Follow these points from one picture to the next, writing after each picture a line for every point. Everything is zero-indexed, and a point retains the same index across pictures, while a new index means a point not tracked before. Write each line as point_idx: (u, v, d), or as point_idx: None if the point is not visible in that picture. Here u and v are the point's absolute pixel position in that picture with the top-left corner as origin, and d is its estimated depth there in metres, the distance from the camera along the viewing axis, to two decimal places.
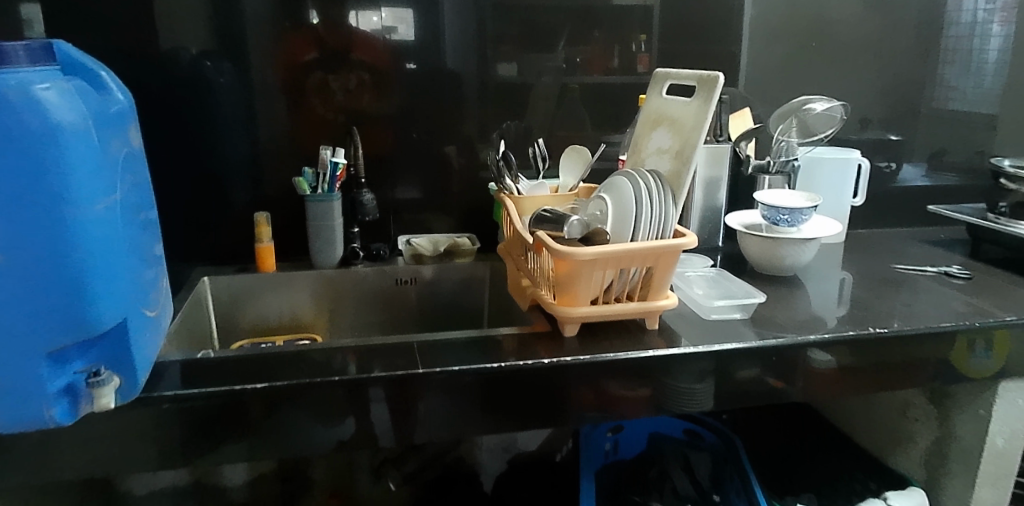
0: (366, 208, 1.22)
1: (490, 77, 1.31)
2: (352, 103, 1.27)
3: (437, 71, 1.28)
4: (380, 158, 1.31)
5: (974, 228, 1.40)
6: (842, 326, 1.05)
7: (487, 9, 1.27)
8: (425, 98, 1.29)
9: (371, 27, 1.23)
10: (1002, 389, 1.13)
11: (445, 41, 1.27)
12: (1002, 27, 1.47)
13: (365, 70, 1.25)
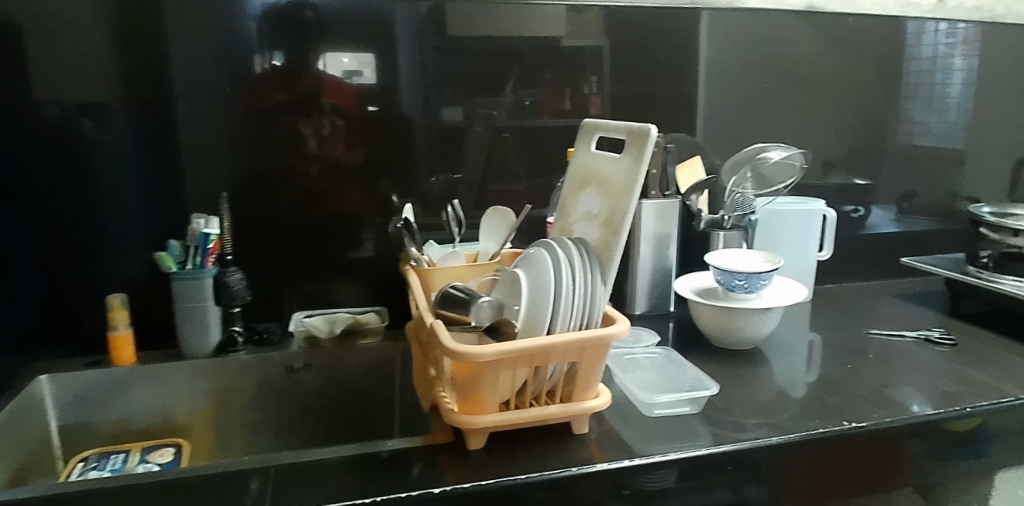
0: (233, 291, 1.03)
1: (434, 128, 1.11)
2: (326, 153, 1.08)
3: (394, 117, 1.09)
4: (298, 222, 1.10)
5: (953, 282, 1.10)
6: (808, 417, 0.83)
7: (429, 55, 1.08)
8: (374, 147, 1.09)
9: (339, 70, 1.05)
10: (998, 479, 0.89)
11: (403, 83, 1.08)
12: (965, 60, 1.27)
13: (342, 115, 1.07)
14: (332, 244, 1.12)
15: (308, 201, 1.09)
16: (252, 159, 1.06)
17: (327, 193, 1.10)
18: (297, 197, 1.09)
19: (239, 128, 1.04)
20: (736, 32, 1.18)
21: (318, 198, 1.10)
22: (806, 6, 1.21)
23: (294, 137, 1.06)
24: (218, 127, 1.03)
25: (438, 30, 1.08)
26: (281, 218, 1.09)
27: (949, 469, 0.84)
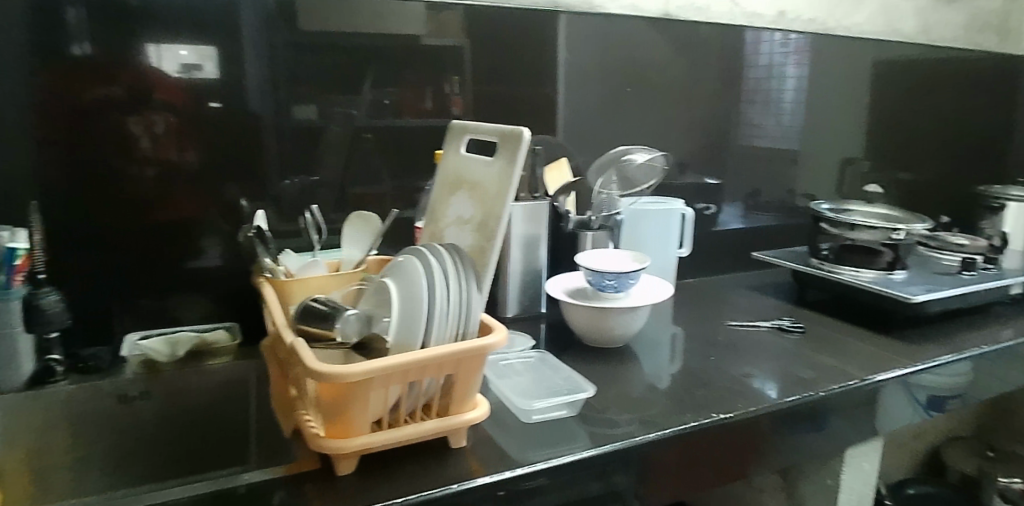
0: (47, 315, 0.87)
1: (287, 128, 1.02)
2: (160, 154, 0.95)
3: (239, 115, 0.98)
4: (128, 233, 0.95)
5: (798, 274, 1.17)
6: (679, 412, 0.85)
7: (279, 48, 0.99)
8: (217, 148, 0.98)
9: (175, 64, 0.93)
10: (848, 456, 0.94)
11: (249, 78, 0.98)
12: (796, 69, 1.39)
13: (178, 112, 0.95)
14: (169, 255, 0.99)
15: (140, 209, 0.95)
16: (64, 160, 0.89)
17: (165, 200, 0.96)
18: (125, 205, 0.94)
19: (47, 127, 0.88)
20: (595, 37, 1.20)
21: (153, 205, 0.96)
22: (662, 13, 1.26)
23: (118, 136, 0.92)
24: (19, 125, 0.86)
25: (288, 22, 0.98)
26: (106, 228, 0.94)
27: (802, 448, 0.89)
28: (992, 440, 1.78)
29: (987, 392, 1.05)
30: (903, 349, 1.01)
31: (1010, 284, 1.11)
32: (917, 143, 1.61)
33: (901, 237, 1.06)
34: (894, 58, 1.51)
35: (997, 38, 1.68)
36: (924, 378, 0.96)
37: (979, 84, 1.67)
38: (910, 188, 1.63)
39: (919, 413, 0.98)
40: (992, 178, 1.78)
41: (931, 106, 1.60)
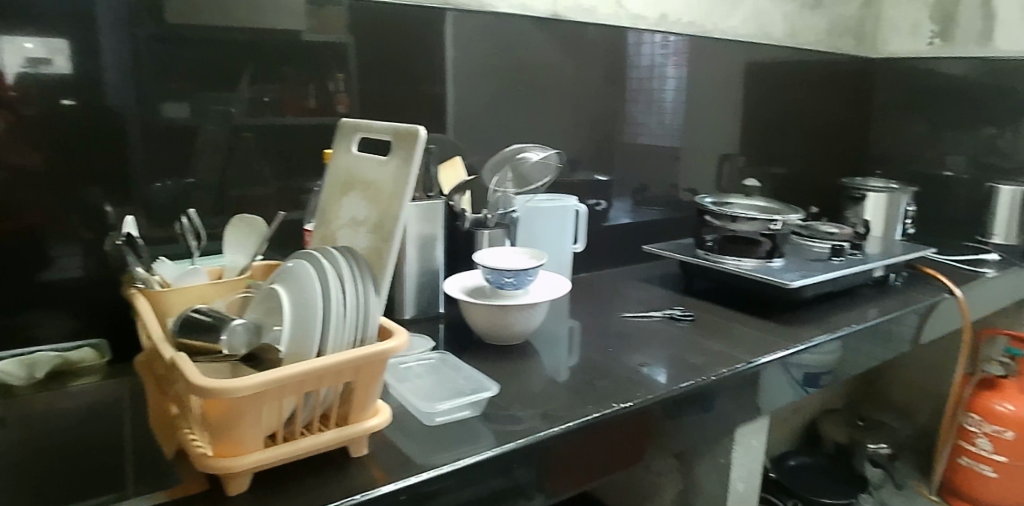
0: None
1: (156, 127, 0.94)
2: (3, 157, 0.84)
3: (99, 113, 0.89)
4: None
5: (685, 265, 1.23)
6: (581, 403, 0.87)
7: (143, 41, 0.91)
8: (73, 149, 0.88)
9: (17, 56, 0.83)
10: (738, 435, 1.00)
11: (109, 72, 0.89)
12: (675, 70, 1.46)
13: (24, 109, 0.84)
14: (16, 267, 0.87)
15: None
16: None
17: (10, 208, 0.86)
18: None
19: None
20: (484, 36, 1.20)
21: None
22: (550, 13, 1.28)
23: None
24: None
25: (153, 13, 0.91)
26: None
27: (694, 429, 0.94)
28: (858, 410, 1.96)
29: (853, 367, 1.15)
30: (782, 332, 1.09)
31: (872, 268, 1.21)
32: (785, 140, 1.74)
33: (778, 228, 1.14)
34: (763, 60, 1.62)
35: (852, 43, 1.85)
36: (800, 357, 1.04)
37: (836, 86, 1.83)
38: (781, 181, 1.76)
39: (796, 390, 1.06)
40: (850, 171, 1.96)
41: (796, 106, 1.74)
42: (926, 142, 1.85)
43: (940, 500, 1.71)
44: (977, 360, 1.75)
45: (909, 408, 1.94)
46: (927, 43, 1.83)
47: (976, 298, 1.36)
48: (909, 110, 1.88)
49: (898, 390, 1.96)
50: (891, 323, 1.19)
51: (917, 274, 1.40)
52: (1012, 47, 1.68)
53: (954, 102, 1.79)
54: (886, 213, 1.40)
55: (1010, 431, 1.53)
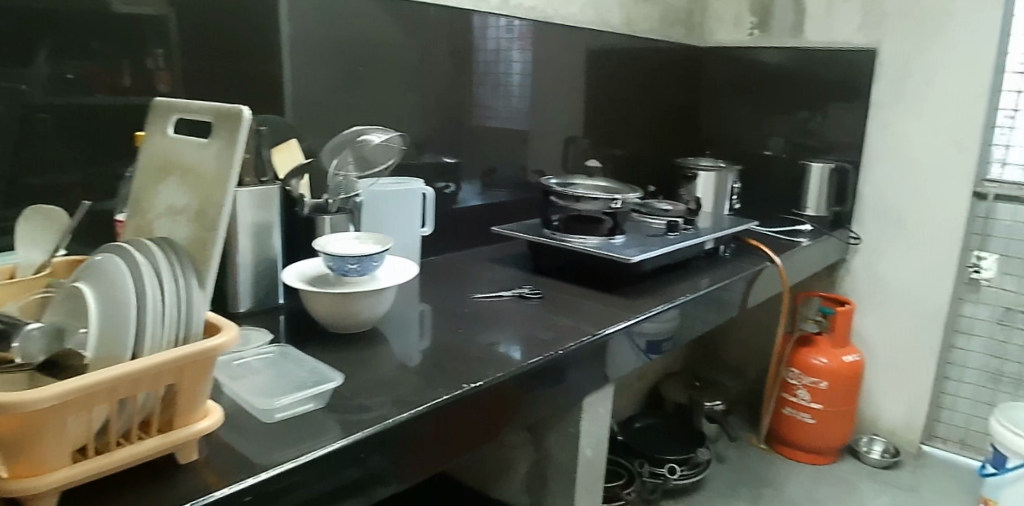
0: None
1: None
2: None
3: None
4: None
5: (533, 244, 1.25)
6: (432, 386, 0.86)
7: None
8: None
9: None
10: (586, 404, 1.04)
11: None
12: (521, 54, 1.49)
13: None
14: None
15: None
16: None
17: None
18: None
19: None
20: (319, 12, 1.15)
21: None
22: None
23: None
24: None
25: None
26: None
27: (544, 402, 0.97)
28: (696, 372, 2.12)
29: (689, 333, 1.24)
30: (625, 304, 1.14)
31: (704, 241, 1.30)
32: (626, 123, 1.83)
33: (619, 206, 1.19)
34: (604, 47, 1.69)
35: (683, 32, 1.99)
36: (643, 326, 1.10)
37: (671, 72, 1.96)
38: (623, 161, 1.85)
39: (639, 357, 1.12)
40: (685, 152, 2.10)
41: (636, 90, 1.84)
42: (747, 125, 2.03)
43: (767, 447, 1.91)
44: (795, 320, 1.96)
45: (741, 368, 2.13)
46: (748, 34, 2.01)
47: (793, 264, 1.51)
48: (733, 95, 2.04)
49: (730, 352, 2.16)
50: (722, 290, 1.30)
51: (744, 246, 1.53)
52: (819, 39, 1.90)
53: (770, 87, 1.98)
54: (715, 189, 1.52)
55: (823, 381, 1.74)
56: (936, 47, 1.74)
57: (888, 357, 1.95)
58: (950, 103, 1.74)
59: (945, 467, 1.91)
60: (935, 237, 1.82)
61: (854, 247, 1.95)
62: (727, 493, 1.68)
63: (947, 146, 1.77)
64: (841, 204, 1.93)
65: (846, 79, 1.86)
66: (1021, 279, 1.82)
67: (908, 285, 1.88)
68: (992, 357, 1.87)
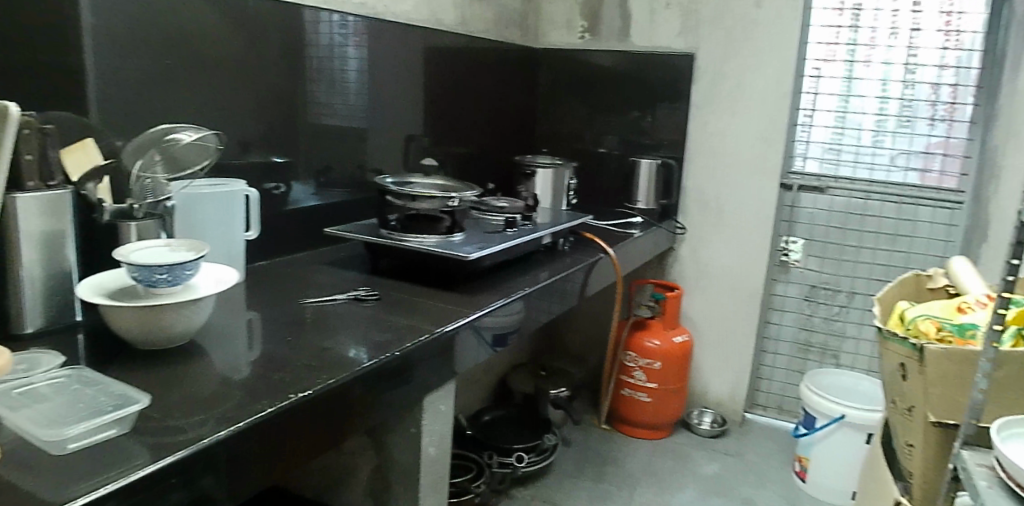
0: None
1: None
2: None
3: None
4: None
5: (370, 244, 1.22)
6: (254, 400, 0.80)
7: None
8: None
9: None
10: (427, 403, 1.02)
11: None
12: (356, 50, 1.45)
13: None
14: None
15: None
16: None
17: None
18: None
19: None
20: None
21: None
22: None
23: None
24: None
25: None
26: None
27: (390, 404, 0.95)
28: (543, 362, 2.20)
29: (531, 325, 1.27)
30: (465, 301, 1.15)
31: (541, 236, 1.34)
32: (466, 121, 1.85)
33: (455, 203, 1.20)
34: (441, 45, 1.70)
35: (517, 33, 2.05)
36: (486, 320, 1.12)
37: (507, 72, 2.01)
38: (465, 159, 1.87)
39: (486, 351, 1.15)
40: (524, 149, 2.16)
41: (473, 90, 1.86)
42: (584, 123, 2.12)
43: (608, 426, 2.03)
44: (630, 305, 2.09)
45: (586, 354, 2.24)
46: (579, 36, 2.11)
47: (626, 255, 1.61)
48: (569, 94, 2.13)
49: (576, 340, 2.25)
50: (560, 281, 1.35)
51: (581, 239, 1.60)
52: (643, 43, 2.04)
53: (602, 87, 2.08)
54: (553, 185, 1.58)
55: (657, 362, 1.88)
56: (747, 52, 1.92)
57: (714, 336, 2.13)
58: (757, 104, 1.93)
59: (765, 430, 2.13)
60: (750, 225, 2.01)
61: (681, 237, 2.11)
62: (575, 475, 1.76)
63: (757, 142, 1.96)
64: (667, 197, 2.08)
65: (670, 81, 2.01)
66: (821, 260, 2.07)
67: (729, 269, 2.07)
68: (801, 330, 2.11)
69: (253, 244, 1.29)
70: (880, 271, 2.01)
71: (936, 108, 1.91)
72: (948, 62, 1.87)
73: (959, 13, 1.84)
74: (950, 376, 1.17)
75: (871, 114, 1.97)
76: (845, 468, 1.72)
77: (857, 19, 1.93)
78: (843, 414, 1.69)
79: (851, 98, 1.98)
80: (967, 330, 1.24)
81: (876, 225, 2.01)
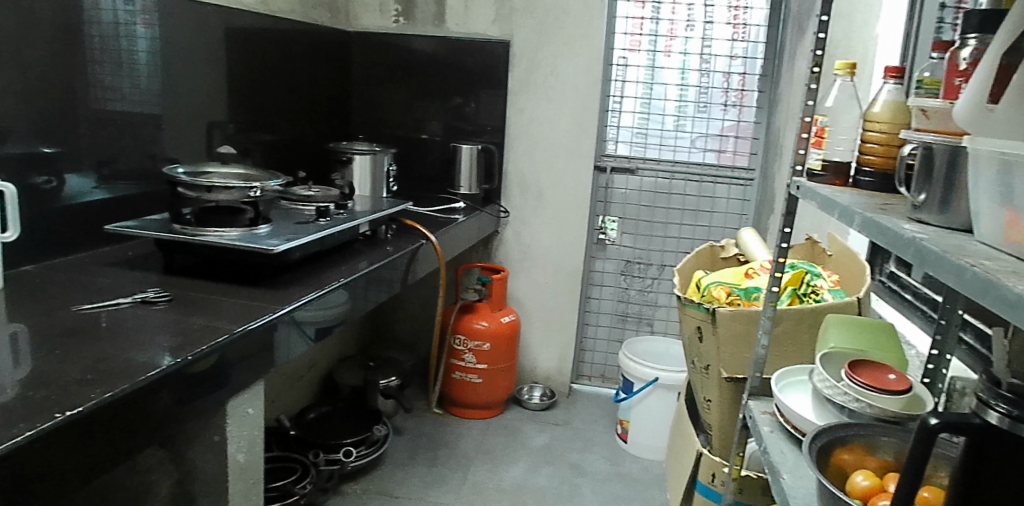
0: None
1: None
2: None
3: None
4: None
5: (161, 242, 1.12)
6: (11, 423, 0.66)
7: None
8: None
9: None
10: (231, 407, 0.96)
11: None
12: (145, 29, 1.32)
13: None
14: None
15: None
16: None
17: None
18: None
19: None
20: None
21: None
22: None
23: None
24: None
25: None
26: None
27: (200, 410, 0.88)
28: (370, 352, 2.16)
29: (352, 315, 1.25)
30: (273, 296, 1.09)
31: (358, 224, 1.31)
32: (275, 108, 1.76)
33: (257, 195, 1.13)
34: (243, 26, 1.59)
35: (325, 15, 1.98)
36: (304, 313, 1.09)
37: (317, 56, 1.93)
38: (275, 147, 1.78)
39: (307, 344, 1.12)
40: (339, 136, 2.10)
41: (281, 74, 1.76)
42: (405, 109, 2.11)
43: (441, 410, 2.07)
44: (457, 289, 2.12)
45: (416, 341, 2.25)
46: (393, 21, 2.08)
47: (449, 240, 1.63)
48: (387, 79, 2.10)
49: (407, 327, 2.26)
50: (380, 270, 1.33)
51: (402, 226, 1.59)
52: (458, 28, 2.05)
53: (421, 73, 2.08)
54: (371, 173, 1.57)
55: (485, 343, 1.94)
56: (561, 42, 2.01)
57: (540, 314, 2.23)
58: (570, 91, 2.03)
59: (589, 398, 2.29)
60: (569, 207, 2.12)
61: (505, 220, 2.17)
62: (408, 463, 1.78)
63: (572, 128, 2.06)
64: (489, 182, 2.13)
65: (488, 68, 2.05)
66: (634, 236, 2.24)
67: (551, 249, 2.17)
68: (619, 302, 2.28)
69: (13, 245, 1.12)
70: (686, 243, 2.22)
71: (728, 94, 2.14)
72: (738, 52, 2.10)
73: (745, 8, 2.07)
74: (737, 334, 1.32)
75: (672, 100, 2.15)
76: (658, 425, 1.89)
77: (657, 12, 2.09)
78: (656, 376, 1.84)
79: (655, 85, 2.15)
80: (752, 293, 1.41)
81: (681, 202, 2.20)
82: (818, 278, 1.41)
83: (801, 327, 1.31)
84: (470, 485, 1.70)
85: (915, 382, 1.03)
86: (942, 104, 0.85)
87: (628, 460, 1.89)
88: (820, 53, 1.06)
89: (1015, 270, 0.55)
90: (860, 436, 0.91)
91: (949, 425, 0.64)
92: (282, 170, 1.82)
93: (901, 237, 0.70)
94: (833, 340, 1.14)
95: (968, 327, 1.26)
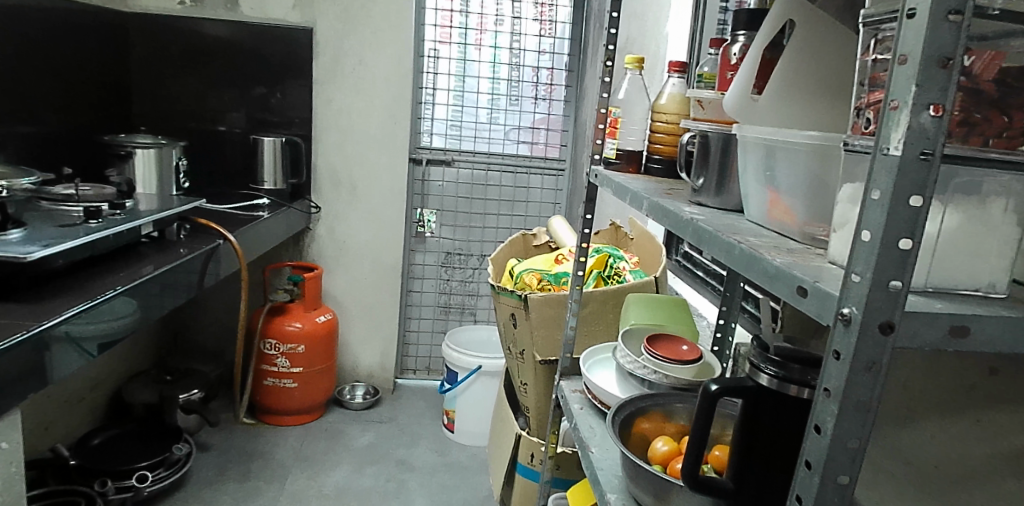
0: None
1: None
2: None
3: None
4: None
5: None
6: None
7: None
8: None
9: None
10: None
11: None
12: None
13: None
14: None
15: None
16: None
17: None
18: None
19: None
20: None
21: None
22: None
23: None
24: None
25: None
26: None
27: None
28: (167, 365, 1.95)
29: (142, 325, 1.12)
30: (30, 310, 0.93)
31: (140, 225, 1.17)
32: (33, 93, 1.50)
33: (4, 194, 0.98)
34: None
35: None
36: (82, 327, 0.96)
37: (86, 38, 1.69)
38: (32, 141, 1.52)
39: (85, 359, 0.98)
40: (115, 127, 1.86)
41: (40, 54, 1.51)
42: (197, 99, 1.93)
43: (252, 420, 1.94)
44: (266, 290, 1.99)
45: (221, 350, 2.08)
46: (177, 3, 1.88)
47: (252, 237, 1.52)
48: (175, 66, 1.91)
49: (211, 334, 2.08)
50: (170, 274, 1.19)
51: (197, 226, 1.45)
52: (254, 13, 1.91)
53: (215, 60, 1.91)
54: (155, 167, 1.41)
55: (300, 346, 1.85)
56: (369, 32, 1.95)
57: (359, 312, 2.16)
58: (381, 82, 1.99)
59: (413, 392, 2.27)
60: (385, 201, 2.08)
61: (315, 216, 2.07)
62: (217, 480, 1.64)
63: (385, 119, 2.02)
64: (297, 176, 2.01)
65: (291, 57, 1.94)
66: (453, 228, 2.26)
67: (368, 244, 2.11)
68: (441, 294, 2.30)
69: None
70: (503, 233, 2.29)
71: (538, 88, 2.23)
72: (546, 47, 2.20)
73: (551, 5, 2.16)
74: (548, 318, 1.38)
75: (484, 93, 2.20)
76: (481, 411, 1.93)
77: (466, 5, 2.11)
78: (479, 365, 1.86)
79: (467, 78, 2.17)
80: (561, 278, 1.48)
81: (497, 193, 2.27)
82: (621, 261, 1.52)
83: (606, 307, 1.41)
84: (288, 494, 1.61)
85: (704, 351, 1.15)
86: (714, 96, 0.95)
87: (455, 450, 1.91)
88: (612, 49, 1.13)
89: (774, 245, 0.62)
90: (657, 405, 0.99)
91: (728, 388, 0.67)
92: (42, 166, 1.56)
93: (681, 219, 0.77)
94: (633, 316, 1.24)
95: (749, 298, 1.44)
